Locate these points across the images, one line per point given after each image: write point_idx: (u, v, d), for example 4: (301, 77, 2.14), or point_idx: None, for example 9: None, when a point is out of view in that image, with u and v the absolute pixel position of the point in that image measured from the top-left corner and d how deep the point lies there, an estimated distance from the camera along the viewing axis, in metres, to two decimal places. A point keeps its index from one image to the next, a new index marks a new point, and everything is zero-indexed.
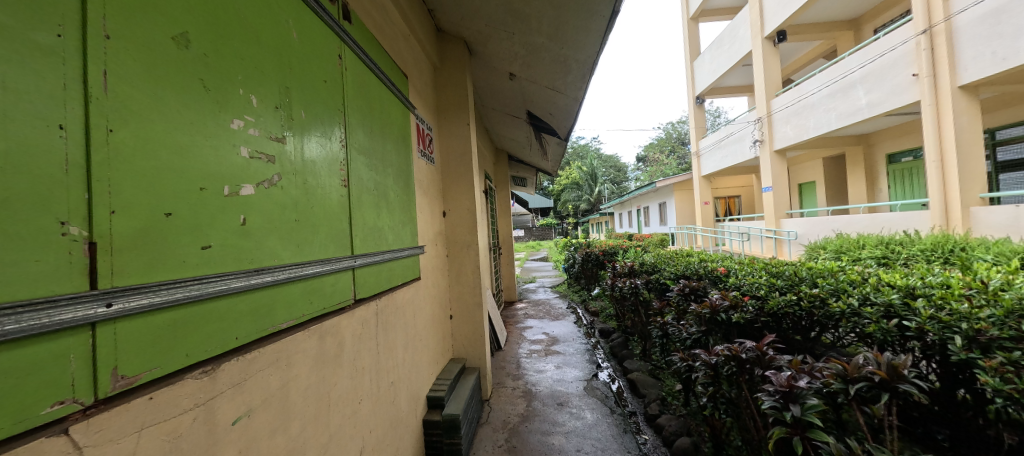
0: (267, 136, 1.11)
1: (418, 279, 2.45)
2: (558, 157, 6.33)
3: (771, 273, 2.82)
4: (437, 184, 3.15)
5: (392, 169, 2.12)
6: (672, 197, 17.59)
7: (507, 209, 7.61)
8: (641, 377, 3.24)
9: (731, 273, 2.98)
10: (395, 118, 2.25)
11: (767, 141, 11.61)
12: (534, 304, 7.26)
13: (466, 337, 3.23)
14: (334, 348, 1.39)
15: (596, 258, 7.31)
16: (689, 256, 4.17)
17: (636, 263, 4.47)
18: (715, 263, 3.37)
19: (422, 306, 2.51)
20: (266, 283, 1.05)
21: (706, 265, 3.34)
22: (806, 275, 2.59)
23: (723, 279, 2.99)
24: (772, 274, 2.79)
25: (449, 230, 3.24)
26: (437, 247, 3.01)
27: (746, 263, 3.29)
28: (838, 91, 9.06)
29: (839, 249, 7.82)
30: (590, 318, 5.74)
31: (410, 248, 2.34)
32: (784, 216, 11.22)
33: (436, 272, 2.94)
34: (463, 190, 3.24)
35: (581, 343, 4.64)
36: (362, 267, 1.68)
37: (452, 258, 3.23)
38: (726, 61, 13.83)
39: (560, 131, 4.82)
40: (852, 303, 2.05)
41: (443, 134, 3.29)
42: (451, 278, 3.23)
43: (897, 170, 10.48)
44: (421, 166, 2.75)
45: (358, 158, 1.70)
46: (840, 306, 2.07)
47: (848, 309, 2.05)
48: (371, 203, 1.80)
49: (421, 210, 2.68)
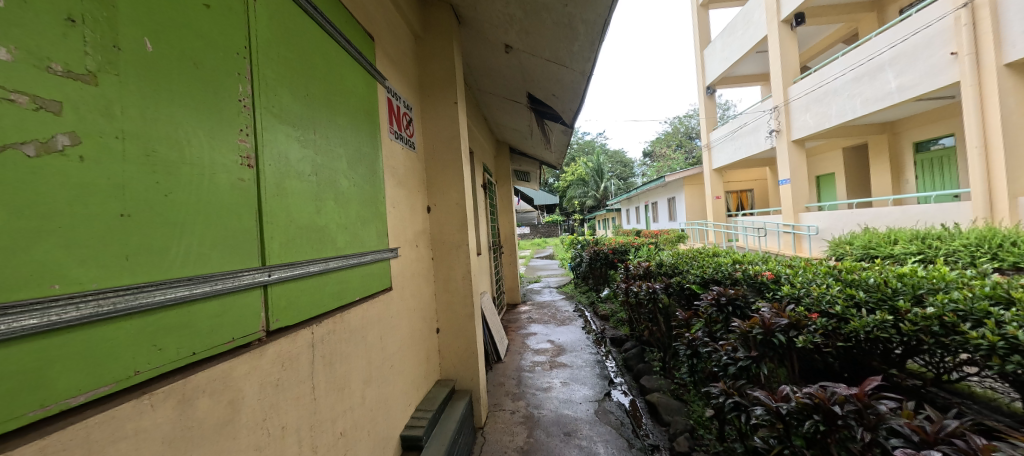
0: (42, 67, 0.64)
1: (389, 290, 1.97)
2: (562, 147, 5.79)
3: (844, 280, 2.22)
4: (420, 174, 2.66)
5: (347, 149, 1.64)
6: (681, 192, 16.94)
7: (508, 206, 7.09)
8: (663, 400, 2.73)
9: (782, 280, 2.43)
10: (355, 86, 1.76)
11: (784, 130, 10.95)
12: (538, 307, 6.76)
13: (456, 354, 2.73)
14: (218, 412, 0.91)
15: (605, 257, 6.79)
16: (715, 255, 3.64)
17: (652, 263, 3.94)
18: (755, 266, 2.81)
19: (396, 324, 2.03)
20: (24, 328, 0.59)
21: (744, 268, 2.81)
22: (904, 286, 1.98)
23: (770, 287, 2.46)
24: (846, 281, 2.20)
25: (435, 227, 2.75)
26: (419, 249, 2.52)
27: (794, 266, 2.74)
28: (865, 75, 8.37)
29: (868, 245, 7.19)
30: (600, 324, 5.23)
31: (378, 251, 1.86)
32: (803, 209, 10.57)
33: (417, 278, 2.45)
34: (450, 181, 2.75)
35: (591, 354, 4.12)
36: (287, 283, 1.20)
37: (437, 262, 2.74)
38: (738, 48, 13.13)
39: (565, 116, 4.27)
40: (1009, 333, 1.45)
41: (427, 115, 2.79)
42: (438, 285, 2.74)
43: (925, 159, 9.77)
44: (395, 151, 2.26)
45: (282, 128, 1.23)
46: (987, 337, 1.48)
47: (1005, 344, 1.44)
48: (305, 191, 1.32)
49: (396, 203, 2.19)
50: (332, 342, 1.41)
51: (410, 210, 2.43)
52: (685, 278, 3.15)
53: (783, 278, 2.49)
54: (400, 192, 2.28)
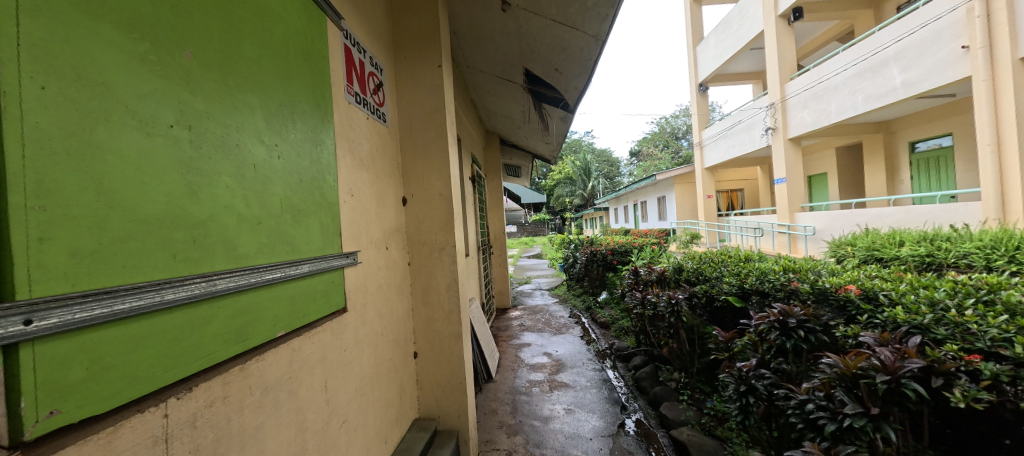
0: None
1: (343, 312, 1.38)
2: (561, 137, 5.22)
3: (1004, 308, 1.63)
4: (393, 155, 2.06)
5: (266, 100, 1.04)
6: (671, 191, 16.61)
7: (497, 202, 6.51)
8: (696, 439, 2.20)
9: (889, 301, 1.87)
10: (286, 8, 1.16)
11: (780, 128, 10.67)
12: (530, 312, 6.22)
13: (439, 385, 2.15)
14: None
15: (603, 258, 6.31)
16: (744, 258, 3.14)
17: (669, 267, 3.40)
18: (830, 278, 2.26)
19: (354, 359, 1.44)
20: None
21: (804, 278, 2.29)
22: None
23: (862, 309, 1.92)
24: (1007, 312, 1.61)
25: (413, 222, 2.16)
26: (391, 252, 1.93)
27: (872, 277, 2.21)
28: (867, 71, 8.11)
29: (871, 246, 6.88)
30: (601, 333, 4.72)
31: (324, 258, 1.26)
32: (798, 209, 10.32)
33: (388, 291, 1.86)
34: (433, 165, 2.16)
35: (595, 371, 3.59)
36: (104, 329, 0.62)
37: (414, 268, 2.16)
38: (732, 44, 12.81)
39: (567, 98, 3.71)
40: None
41: (405, 82, 2.19)
42: (415, 297, 2.16)
43: (920, 159, 9.62)
44: (358, 120, 1.67)
45: (88, 22, 0.63)
46: None
47: None
48: (155, 155, 0.71)
49: (358, 189, 1.59)
50: (222, 420, 0.81)
51: (379, 202, 1.84)
52: (723, 286, 2.62)
53: (877, 296, 1.94)
54: (364, 177, 1.69)
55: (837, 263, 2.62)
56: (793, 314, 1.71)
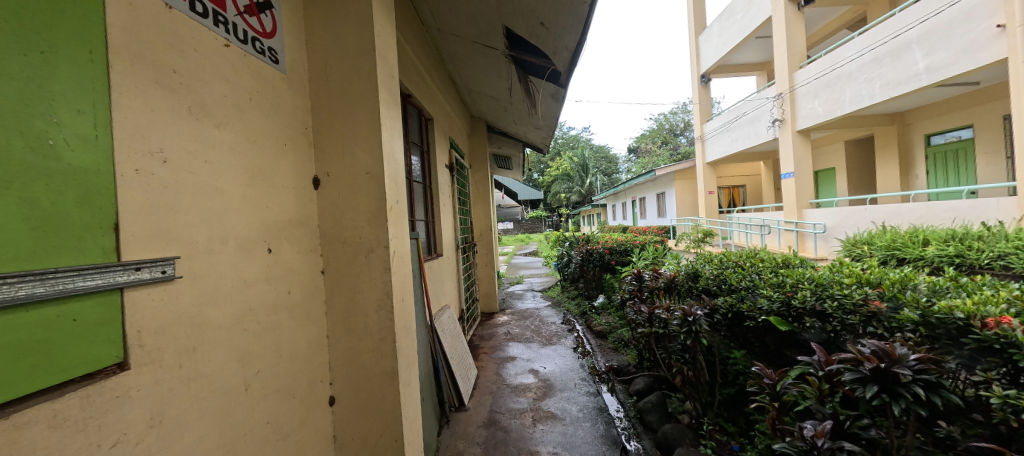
0: None
1: (124, 371, 0.77)
2: (552, 119, 4.52)
3: None
4: (294, 115, 1.41)
5: None
6: (671, 187, 15.92)
7: (483, 196, 5.83)
8: None
9: None
10: None
11: (788, 119, 10.04)
12: (519, 317, 5.58)
13: (366, 445, 1.50)
14: None
15: (600, 258, 5.67)
16: (780, 264, 2.47)
17: (682, 272, 2.76)
18: (945, 301, 1.57)
19: (150, 445, 0.82)
20: None
21: (887, 296, 1.67)
22: None
23: None
24: None
25: (329, 212, 1.50)
26: (283, 257, 1.28)
27: (1009, 302, 1.52)
28: (887, 55, 7.49)
29: (890, 245, 6.27)
30: (596, 346, 4.09)
31: (36, 276, 0.67)
32: (806, 205, 9.73)
33: (275, 315, 1.22)
34: (358, 130, 1.50)
35: (588, 397, 2.97)
36: None
37: (330, 278, 1.50)
38: (738, 32, 12.09)
39: (556, 63, 3.01)
40: None
41: (318, 9, 1.51)
42: (332, 319, 1.50)
43: (936, 153, 9.03)
44: (201, 44, 1.01)
45: None
46: None
47: None
48: None
49: (187, 154, 0.94)
50: None
51: (258, 178, 1.19)
52: (761, 299, 1.99)
53: None
54: (217, 135, 1.04)
55: (938, 278, 1.90)
56: (909, 359, 1.05)
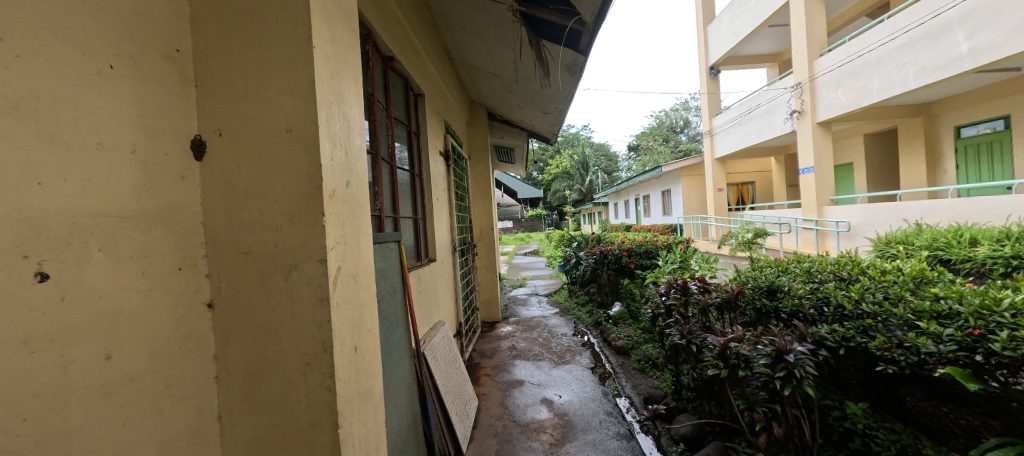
0: None
1: None
2: (565, 98, 3.86)
3: None
4: (143, 22, 0.76)
5: None
6: (677, 184, 15.25)
7: (484, 192, 5.16)
8: None
9: None
10: None
11: (808, 111, 9.05)
12: (524, 327, 4.95)
13: None
14: None
15: (617, 261, 5.02)
16: (895, 271, 1.83)
17: (748, 285, 2.11)
18: None
19: None
20: None
21: None
22: None
23: None
24: None
25: (223, 200, 0.85)
26: (95, 286, 0.64)
27: None
28: (922, 39, 6.35)
29: (931, 245, 5.41)
30: (618, 366, 3.46)
31: None
32: (828, 202, 8.92)
33: (54, 409, 0.58)
34: (271, 58, 0.85)
35: (619, 442, 2.34)
36: None
37: (225, 316, 0.85)
38: (750, 20, 11.37)
39: (578, 16, 2.31)
40: None
41: None
42: (230, 388, 0.86)
43: (968, 146, 7.88)
44: None
45: None
46: None
47: None
48: None
49: None
50: None
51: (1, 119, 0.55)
52: (905, 333, 1.33)
53: None
54: None
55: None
56: None
